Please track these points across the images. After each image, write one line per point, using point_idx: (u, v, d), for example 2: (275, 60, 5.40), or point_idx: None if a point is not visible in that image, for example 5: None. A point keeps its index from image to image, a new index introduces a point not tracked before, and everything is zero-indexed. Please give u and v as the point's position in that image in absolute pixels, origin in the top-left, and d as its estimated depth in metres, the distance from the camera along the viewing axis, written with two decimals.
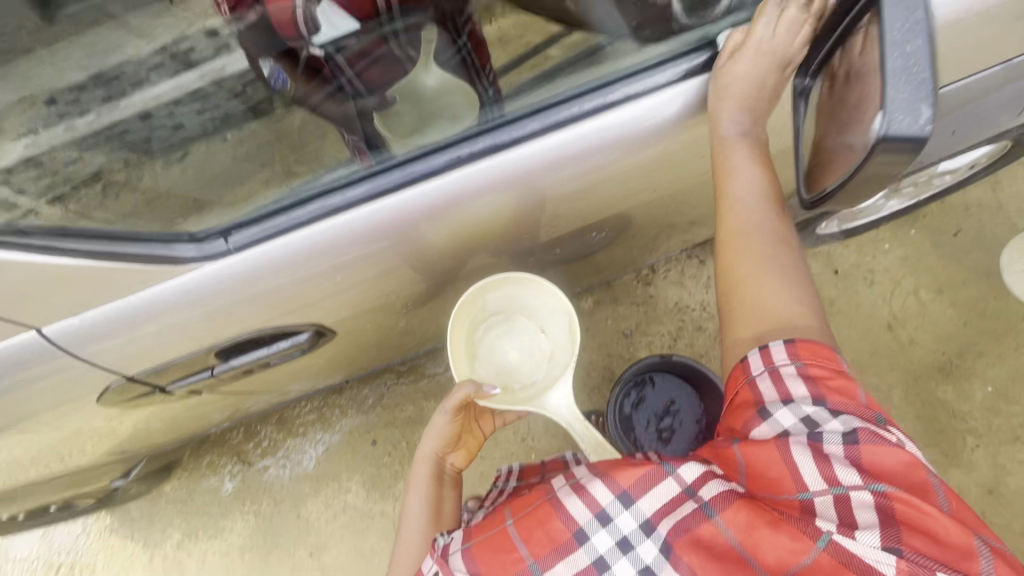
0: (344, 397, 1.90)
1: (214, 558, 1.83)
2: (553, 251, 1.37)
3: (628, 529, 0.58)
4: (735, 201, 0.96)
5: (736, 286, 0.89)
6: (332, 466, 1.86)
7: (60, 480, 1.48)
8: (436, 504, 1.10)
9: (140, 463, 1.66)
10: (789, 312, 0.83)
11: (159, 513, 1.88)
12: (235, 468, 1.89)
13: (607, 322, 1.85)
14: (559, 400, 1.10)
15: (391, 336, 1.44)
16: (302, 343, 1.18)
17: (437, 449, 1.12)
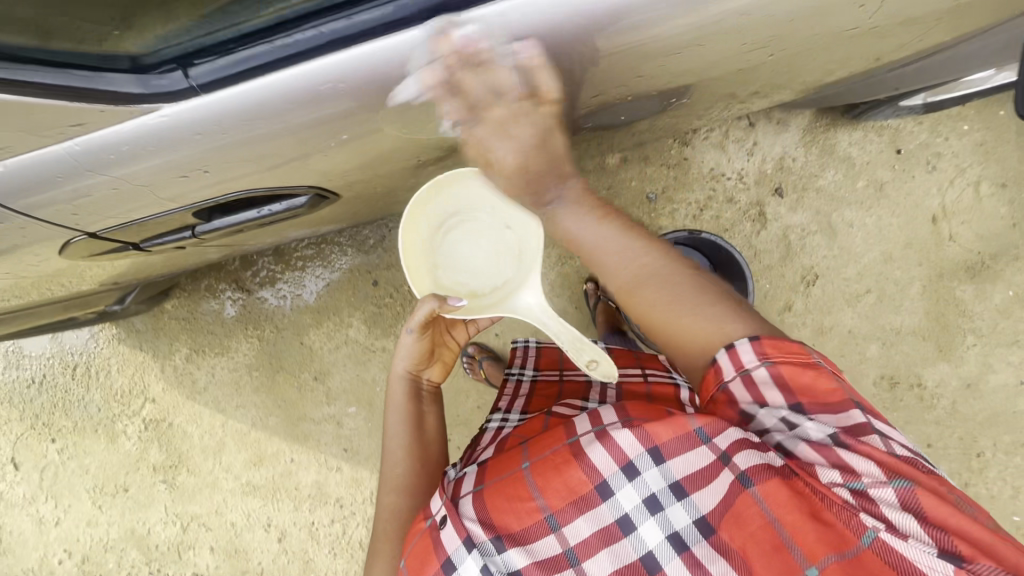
0: (344, 236, 1.82)
1: (222, 372, 1.93)
2: (588, 122, 1.17)
3: (655, 488, 0.74)
4: (608, 265, 0.89)
5: (660, 330, 0.86)
6: (333, 303, 1.85)
7: (62, 303, 1.49)
8: (417, 417, 1.08)
9: (135, 290, 1.63)
10: (706, 330, 0.82)
11: (164, 328, 1.93)
12: (235, 296, 1.89)
13: (631, 184, 1.69)
14: (530, 300, 1.06)
15: (398, 190, 1.29)
16: (299, 207, 1.12)
17: (409, 366, 1.08)
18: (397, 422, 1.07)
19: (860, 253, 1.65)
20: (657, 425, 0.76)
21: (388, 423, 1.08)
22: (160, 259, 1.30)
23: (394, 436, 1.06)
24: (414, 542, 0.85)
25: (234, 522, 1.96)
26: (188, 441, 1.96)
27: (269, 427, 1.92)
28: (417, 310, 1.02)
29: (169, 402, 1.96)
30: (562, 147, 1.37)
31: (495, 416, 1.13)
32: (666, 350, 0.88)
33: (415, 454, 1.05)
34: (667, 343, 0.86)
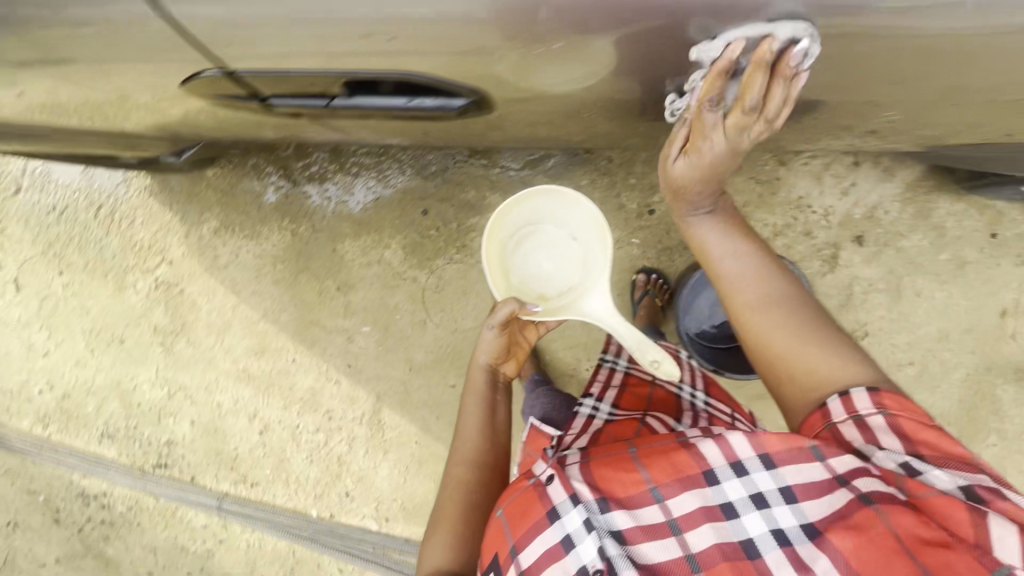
0: (406, 154, 1.74)
1: (246, 256, 1.87)
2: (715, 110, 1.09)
3: (764, 488, 0.76)
4: (733, 282, 0.94)
5: (776, 342, 0.88)
6: (377, 218, 1.78)
7: (113, 136, 1.44)
8: (487, 406, 1.24)
9: (193, 149, 1.58)
10: (828, 364, 0.85)
11: (199, 194, 1.86)
12: (279, 183, 1.81)
13: None
14: (595, 306, 1.17)
15: (495, 122, 1.20)
16: (450, 107, 1.03)
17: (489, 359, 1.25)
18: (475, 406, 1.23)
19: (918, 324, 1.61)
20: (772, 434, 0.78)
21: (467, 406, 1.24)
22: (231, 116, 1.22)
23: (471, 417, 1.23)
24: (513, 496, 0.87)
25: (220, 404, 1.96)
26: (195, 313, 1.93)
27: (279, 323, 1.89)
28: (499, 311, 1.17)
29: (186, 270, 1.91)
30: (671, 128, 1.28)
31: (587, 402, 1.16)
32: (760, 359, 0.91)
33: (484, 436, 1.21)
34: (769, 355, 0.89)
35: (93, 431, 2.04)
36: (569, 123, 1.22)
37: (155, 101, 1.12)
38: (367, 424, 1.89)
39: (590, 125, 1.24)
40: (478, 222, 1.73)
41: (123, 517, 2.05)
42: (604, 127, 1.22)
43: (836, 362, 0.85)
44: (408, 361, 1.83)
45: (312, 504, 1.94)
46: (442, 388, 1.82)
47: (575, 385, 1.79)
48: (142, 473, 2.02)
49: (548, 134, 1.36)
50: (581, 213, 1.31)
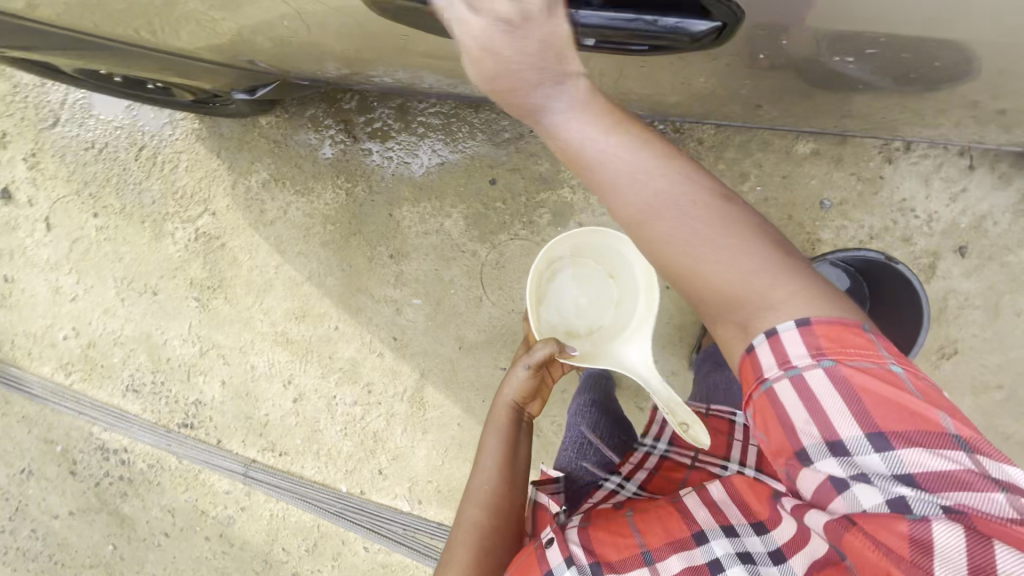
0: (479, 117, 1.62)
1: (295, 212, 1.76)
2: (876, 65, 0.97)
3: (751, 547, 0.83)
4: (620, 193, 0.74)
5: (684, 257, 0.73)
6: (440, 185, 1.67)
7: (170, 61, 1.35)
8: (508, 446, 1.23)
9: (267, 87, 1.49)
10: (750, 281, 0.70)
11: (250, 143, 1.74)
12: (338, 137, 1.69)
13: (810, 181, 1.50)
14: (629, 353, 1.27)
15: (610, 77, 1.08)
16: (682, 40, 0.86)
17: (515, 398, 1.28)
18: (493, 447, 1.23)
19: (1013, 346, 1.50)
20: (754, 505, 0.87)
21: (485, 446, 1.24)
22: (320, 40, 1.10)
23: (488, 458, 1.21)
24: (519, 560, 0.94)
25: (254, 367, 1.86)
26: (235, 269, 1.82)
27: (324, 287, 1.78)
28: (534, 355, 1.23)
29: (229, 223, 1.80)
30: (798, 98, 1.16)
31: (612, 476, 1.19)
32: (672, 275, 0.75)
33: (502, 478, 1.18)
34: (680, 274, 0.74)
35: (118, 384, 1.95)
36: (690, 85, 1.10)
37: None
38: (408, 402, 1.79)
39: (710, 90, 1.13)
40: (549, 197, 1.62)
41: (142, 475, 1.96)
42: (733, 81, 1.10)
43: (769, 277, 0.70)
44: (458, 339, 1.73)
45: (342, 479, 1.85)
46: (492, 370, 1.72)
47: (632, 381, 1.69)
48: (166, 432, 1.93)
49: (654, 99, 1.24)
50: (620, 260, 1.37)
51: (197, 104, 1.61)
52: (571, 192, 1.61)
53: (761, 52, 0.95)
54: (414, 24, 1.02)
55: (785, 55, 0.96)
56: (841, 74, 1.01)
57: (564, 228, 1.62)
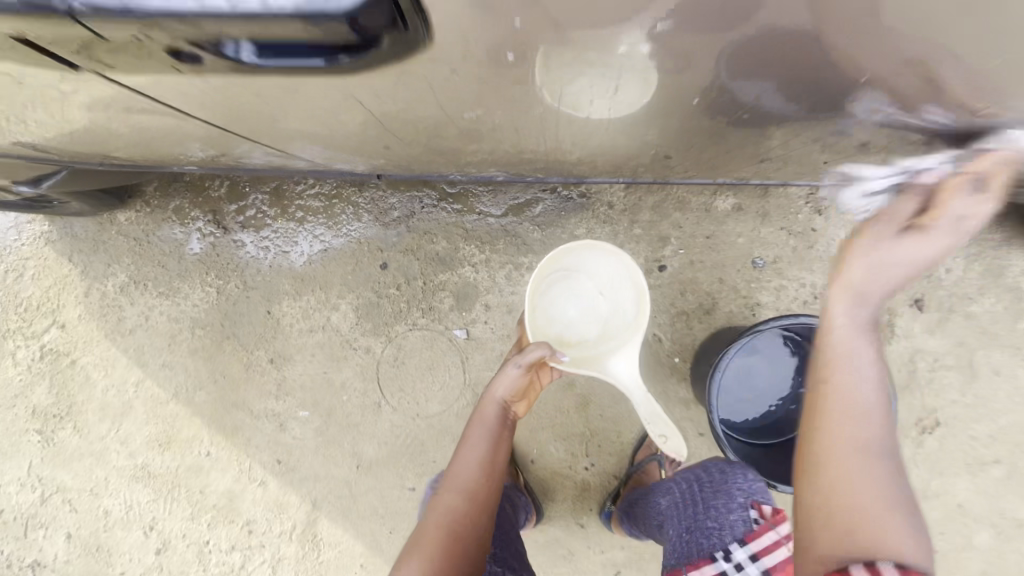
0: (363, 197, 1.43)
1: (159, 318, 1.49)
2: (786, 90, 0.79)
3: None
4: (855, 367, 0.67)
5: (852, 452, 0.65)
6: (324, 274, 1.44)
7: None
8: (496, 448, 0.93)
9: (53, 178, 1.18)
10: (890, 525, 0.60)
11: (106, 243, 1.50)
12: (207, 228, 1.47)
13: (737, 240, 1.33)
14: (620, 368, 0.98)
15: (472, 124, 0.90)
16: (334, 27, 0.64)
17: (506, 397, 0.96)
18: (477, 444, 0.92)
19: (999, 411, 1.27)
20: None
21: (467, 439, 0.93)
22: (125, 112, 0.90)
23: (470, 454, 0.90)
24: None
25: (108, 512, 1.50)
26: (87, 392, 1.51)
27: (194, 405, 1.49)
28: (525, 355, 0.95)
29: (80, 336, 1.51)
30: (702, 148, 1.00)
31: None
32: (820, 456, 0.66)
33: (486, 484, 0.88)
34: (834, 462, 0.65)
35: None
36: (565, 135, 0.93)
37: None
38: (298, 541, 1.44)
39: (596, 141, 0.95)
40: (449, 279, 1.41)
41: None
42: (621, 133, 0.92)
43: (914, 535, 0.60)
44: (355, 457, 1.43)
45: None
46: (398, 492, 1.41)
47: (570, 491, 1.38)
48: None
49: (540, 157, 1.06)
50: (615, 275, 1.09)
51: (35, 208, 1.38)
52: (473, 271, 1.40)
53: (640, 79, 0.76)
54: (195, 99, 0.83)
55: (672, 82, 0.77)
56: (741, 107, 0.84)
57: (469, 312, 1.39)
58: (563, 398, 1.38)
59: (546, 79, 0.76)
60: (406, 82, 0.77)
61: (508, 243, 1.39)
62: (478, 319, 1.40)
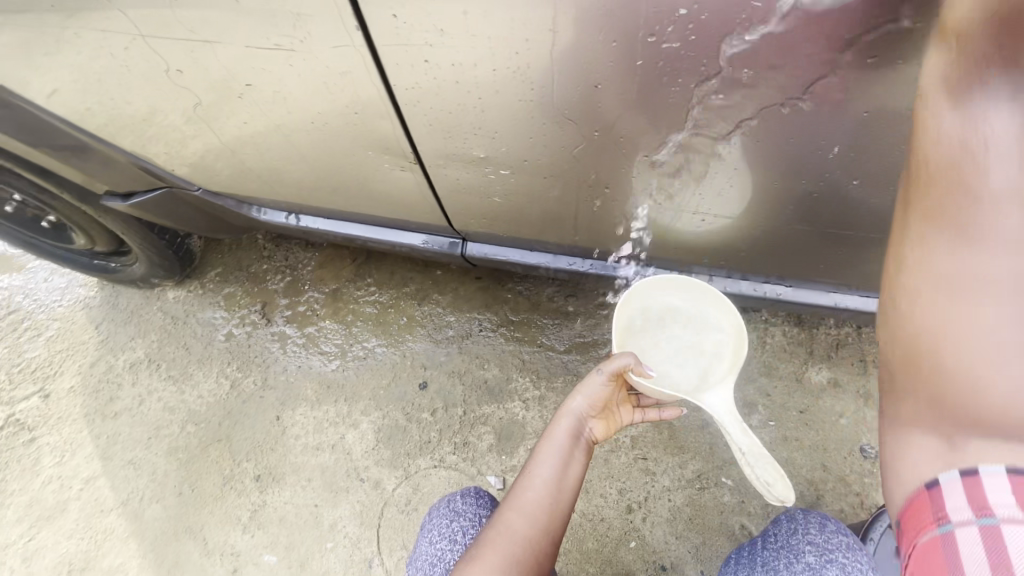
0: (421, 310, 1.35)
1: (155, 405, 1.30)
2: None
3: None
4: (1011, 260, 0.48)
5: (954, 290, 0.50)
6: (355, 385, 1.28)
7: (83, 217, 1.17)
8: (571, 468, 0.73)
9: (118, 222, 1.15)
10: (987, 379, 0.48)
11: (143, 316, 1.41)
12: (250, 318, 1.39)
13: (838, 421, 1.13)
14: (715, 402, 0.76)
15: (593, 203, 0.82)
16: None
17: (584, 410, 0.75)
18: (548, 462, 0.72)
19: None
20: None
21: (537, 452, 0.73)
22: (239, 163, 0.91)
23: (541, 470, 0.72)
24: None
25: None
26: (25, 480, 1.23)
27: (139, 522, 1.17)
28: (611, 362, 0.74)
29: (56, 411, 1.31)
30: (811, 271, 0.92)
31: None
32: (908, 289, 0.54)
33: (556, 511, 0.70)
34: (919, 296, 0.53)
35: None
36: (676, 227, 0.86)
37: (157, 120, 0.82)
38: None
39: (719, 227, 0.84)
40: (494, 413, 1.21)
41: None
42: (750, 227, 0.83)
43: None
44: None
45: None
46: None
47: None
48: None
49: (632, 264, 1.01)
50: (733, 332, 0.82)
51: (110, 275, 1.36)
52: (522, 407, 1.21)
53: (811, 155, 0.67)
54: (321, 166, 0.85)
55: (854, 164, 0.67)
56: (875, 239, 0.79)
57: (509, 457, 1.16)
58: None
59: (699, 149, 0.69)
60: (550, 136, 0.70)
61: (567, 382, 1.23)
62: (520, 468, 1.15)
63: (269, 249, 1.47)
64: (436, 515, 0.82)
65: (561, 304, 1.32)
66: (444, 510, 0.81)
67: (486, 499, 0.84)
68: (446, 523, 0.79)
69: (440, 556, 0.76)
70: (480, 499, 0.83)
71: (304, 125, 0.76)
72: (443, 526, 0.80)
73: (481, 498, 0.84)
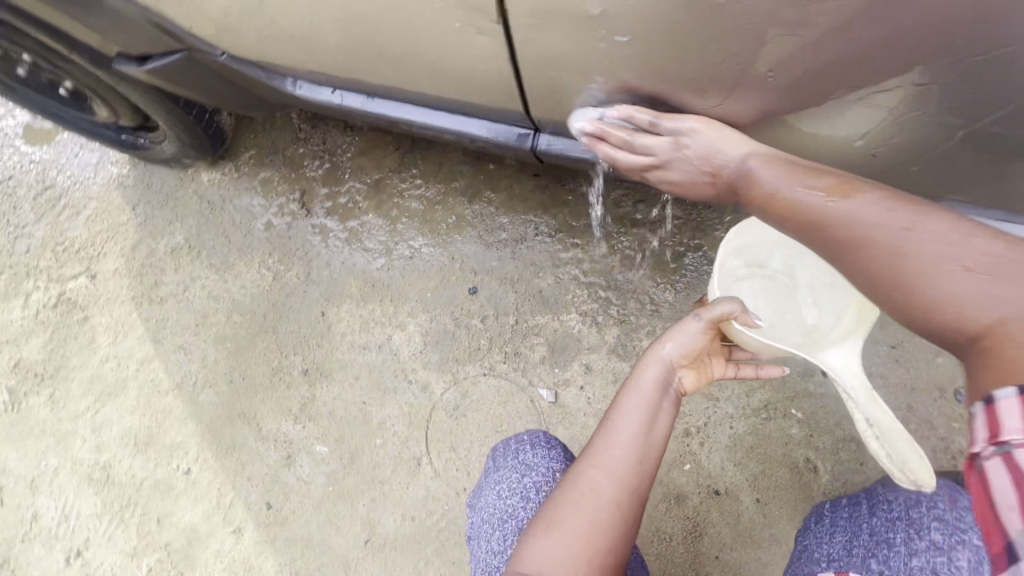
0: (472, 209, 1.23)
1: (199, 293, 1.27)
2: None
3: None
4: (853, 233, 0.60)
5: (879, 247, 0.58)
6: (400, 285, 1.21)
7: (97, 83, 1.04)
8: (657, 425, 0.64)
9: (138, 92, 1.02)
10: (953, 273, 0.53)
11: (179, 199, 1.33)
12: (289, 207, 1.29)
13: (935, 359, 1.01)
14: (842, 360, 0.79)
15: (715, 71, 0.66)
16: None
17: (677, 361, 0.68)
18: (633, 417, 0.64)
19: None
20: None
21: (619, 406, 0.66)
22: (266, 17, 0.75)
23: (624, 425, 0.63)
24: None
25: (37, 517, 1.18)
26: (84, 357, 1.26)
27: (195, 405, 1.19)
28: (711, 308, 0.68)
29: (105, 292, 1.30)
30: (969, 180, 0.75)
31: None
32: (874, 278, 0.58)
33: (643, 470, 0.61)
34: (896, 284, 0.56)
35: None
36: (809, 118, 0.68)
37: None
38: None
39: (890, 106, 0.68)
40: (547, 324, 1.14)
41: None
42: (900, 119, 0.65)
43: (995, 260, 0.53)
44: (366, 527, 1.08)
45: None
46: None
47: None
48: None
49: None
50: None
51: (140, 154, 1.26)
52: (579, 321, 1.13)
53: None
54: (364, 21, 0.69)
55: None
56: None
57: (561, 370, 1.11)
58: (667, 517, 1.01)
59: None
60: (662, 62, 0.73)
61: (629, 297, 1.13)
62: (573, 382, 1.10)
63: (306, 131, 1.33)
64: (505, 466, 0.80)
65: (629, 212, 1.17)
66: (515, 463, 0.78)
67: (558, 450, 0.80)
68: (517, 477, 0.76)
69: (511, 513, 0.73)
70: (552, 450, 0.80)
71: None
72: (514, 479, 0.77)
73: (552, 449, 0.80)
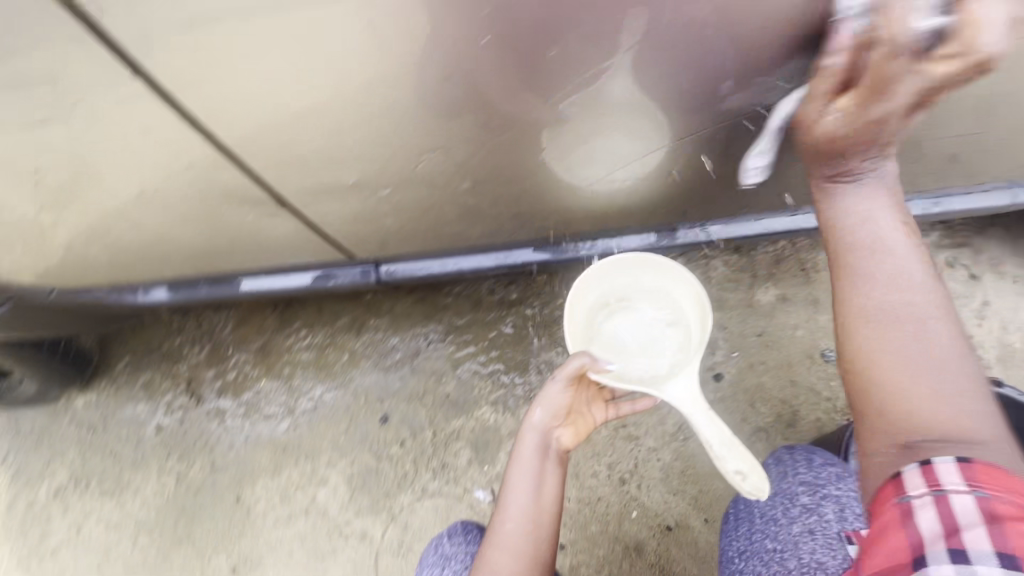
0: (361, 341, 1.25)
1: (98, 527, 1.17)
2: None
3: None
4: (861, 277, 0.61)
5: (911, 345, 0.58)
6: (311, 441, 1.18)
7: None
8: (545, 490, 0.72)
9: None
10: (950, 403, 0.55)
11: (52, 435, 1.24)
12: (178, 402, 1.25)
13: (795, 333, 1.15)
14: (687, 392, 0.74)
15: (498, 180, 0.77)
16: None
17: (550, 426, 0.74)
18: (521, 489, 0.71)
19: None
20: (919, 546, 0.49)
21: (508, 481, 0.72)
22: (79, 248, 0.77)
23: (513, 500, 0.71)
24: None
25: None
26: None
27: None
28: (566, 367, 0.73)
29: None
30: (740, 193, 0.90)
31: None
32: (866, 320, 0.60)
33: (538, 533, 0.70)
34: (884, 321, 0.59)
35: None
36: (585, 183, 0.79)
37: None
38: None
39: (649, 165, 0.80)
40: (464, 426, 1.16)
41: None
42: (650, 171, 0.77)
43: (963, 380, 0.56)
44: None
45: None
46: None
47: None
48: None
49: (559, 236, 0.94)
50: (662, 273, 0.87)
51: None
52: (492, 412, 1.16)
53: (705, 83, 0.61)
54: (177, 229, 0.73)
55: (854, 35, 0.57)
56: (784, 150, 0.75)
57: (490, 466, 1.12)
58: (632, 569, 1.02)
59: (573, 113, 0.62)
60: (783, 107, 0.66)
61: (529, 371, 1.19)
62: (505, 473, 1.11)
63: (177, 321, 1.30)
64: (429, 564, 0.86)
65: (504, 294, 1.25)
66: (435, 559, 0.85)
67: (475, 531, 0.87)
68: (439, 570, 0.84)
69: None
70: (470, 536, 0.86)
71: (151, 190, 0.65)
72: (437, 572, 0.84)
73: (468, 534, 0.86)
